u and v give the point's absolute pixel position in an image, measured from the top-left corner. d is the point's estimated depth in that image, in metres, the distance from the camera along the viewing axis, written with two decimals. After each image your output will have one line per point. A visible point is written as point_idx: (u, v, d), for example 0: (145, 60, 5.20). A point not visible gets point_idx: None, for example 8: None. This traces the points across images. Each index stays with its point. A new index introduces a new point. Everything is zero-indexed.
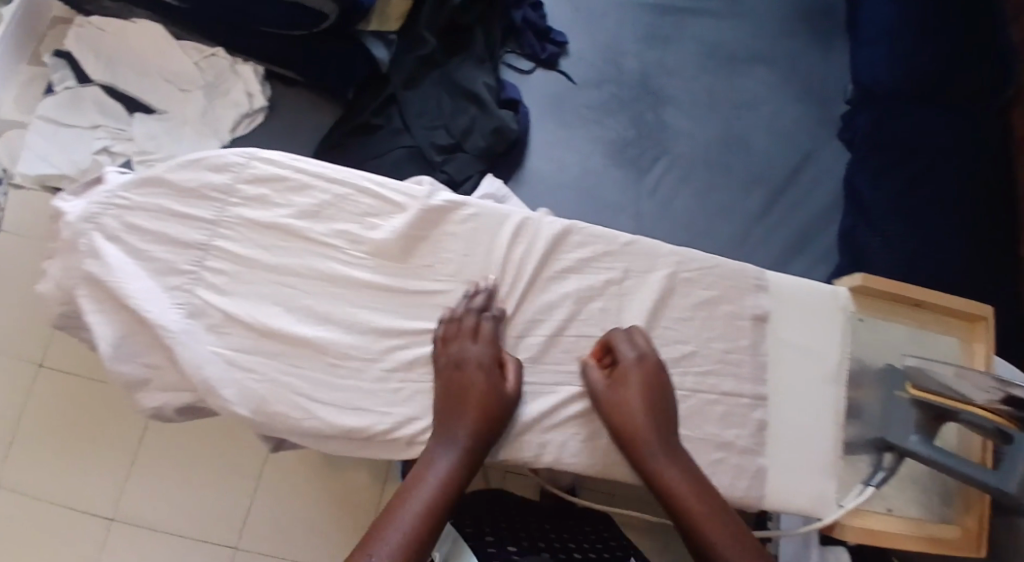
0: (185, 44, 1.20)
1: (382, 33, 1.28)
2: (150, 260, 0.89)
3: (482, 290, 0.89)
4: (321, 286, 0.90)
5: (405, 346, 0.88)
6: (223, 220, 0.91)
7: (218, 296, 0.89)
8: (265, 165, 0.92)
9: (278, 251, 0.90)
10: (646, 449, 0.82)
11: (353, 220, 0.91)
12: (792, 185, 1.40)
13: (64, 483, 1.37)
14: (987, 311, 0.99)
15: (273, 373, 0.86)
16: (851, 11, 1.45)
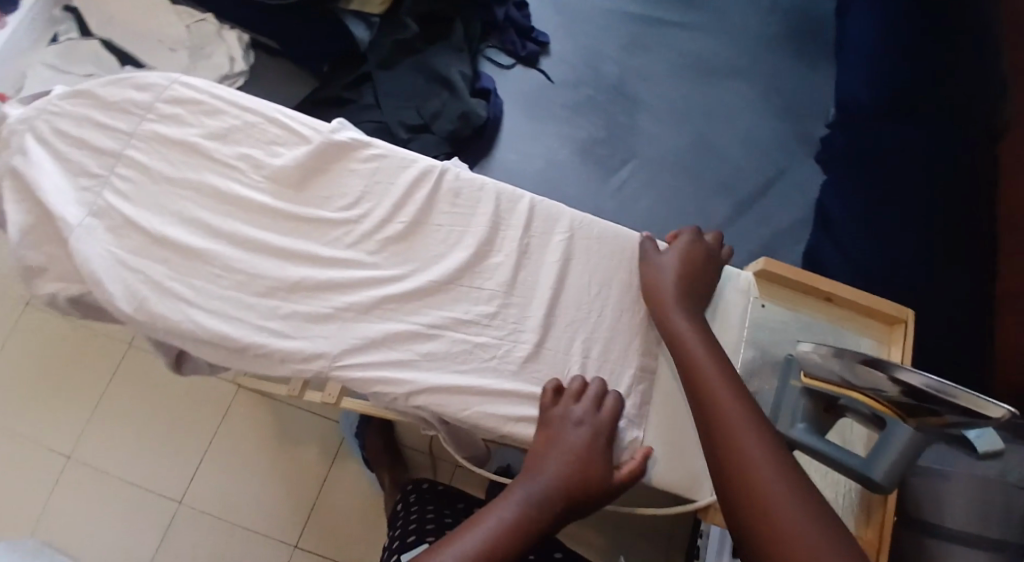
0: (180, 9, 1.32)
1: (365, 15, 1.35)
2: (71, 166, 1.05)
3: (380, 227, 1.06)
4: (220, 203, 1.06)
5: (295, 267, 1.03)
6: (137, 133, 1.08)
7: (120, 200, 1.04)
8: (185, 91, 1.10)
9: (182, 165, 1.06)
10: (669, 311, 1.01)
11: (259, 146, 1.08)
12: (760, 198, 1.40)
13: (29, 418, 1.39)
14: (907, 314, 1.18)
15: (163, 278, 1.00)
16: (841, 34, 1.46)
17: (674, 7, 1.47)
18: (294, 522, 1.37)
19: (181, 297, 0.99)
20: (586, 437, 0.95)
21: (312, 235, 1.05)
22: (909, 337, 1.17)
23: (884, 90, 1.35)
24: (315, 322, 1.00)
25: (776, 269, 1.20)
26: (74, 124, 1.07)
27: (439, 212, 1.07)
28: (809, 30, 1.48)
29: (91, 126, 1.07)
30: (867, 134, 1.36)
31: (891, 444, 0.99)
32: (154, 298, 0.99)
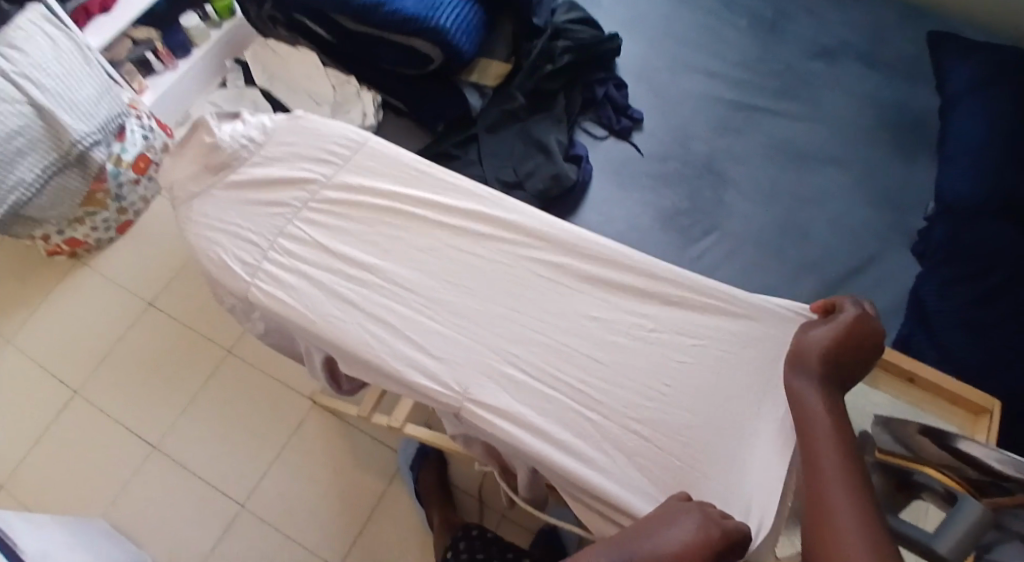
0: (329, 71, 1.58)
1: (480, 86, 1.55)
2: (264, 191, 1.20)
3: (521, 266, 1.11)
4: (390, 233, 1.15)
5: (414, 283, 1.11)
6: (333, 177, 1.20)
7: (307, 225, 1.16)
8: (379, 147, 1.22)
9: (362, 203, 1.17)
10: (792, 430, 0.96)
11: (432, 194, 1.17)
12: (848, 282, 1.37)
13: (131, 411, 1.48)
14: (991, 404, 1.14)
15: (298, 276, 1.12)
16: (942, 131, 1.44)
17: (772, 97, 1.54)
18: (342, 544, 1.36)
19: (315, 292, 1.11)
20: (701, 533, 0.83)
21: (461, 267, 1.12)
22: (994, 426, 1.13)
23: (991, 186, 1.32)
24: (419, 329, 1.07)
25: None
26: (284, 162, 1.22)
27: (571, 269, 1.10)
28: (911, 125, 1.48)
29: (297, 163, 1.22)
30: (970, 230, 1.31)
31: (962, 514, 0.87)
32: (283, 293, 1.11)
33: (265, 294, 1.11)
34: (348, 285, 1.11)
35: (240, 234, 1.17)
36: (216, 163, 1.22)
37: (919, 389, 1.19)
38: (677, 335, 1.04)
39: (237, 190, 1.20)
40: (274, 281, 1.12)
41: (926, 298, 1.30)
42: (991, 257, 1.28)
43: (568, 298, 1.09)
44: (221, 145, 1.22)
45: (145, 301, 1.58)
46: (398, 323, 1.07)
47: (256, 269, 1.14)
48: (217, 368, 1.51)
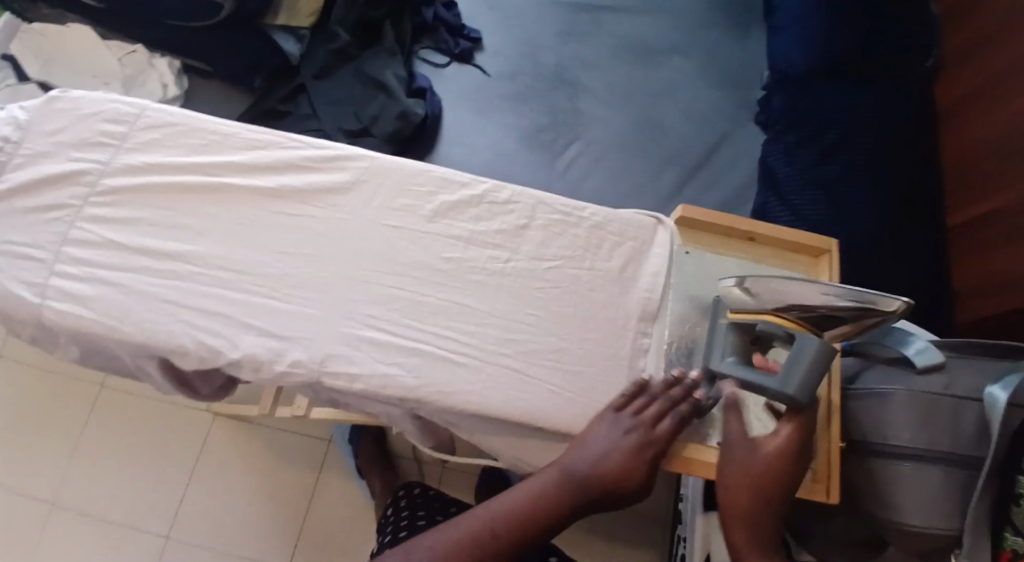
0: (109, 42, 1.36)
1: (293, 29, 1.41)
2: (38, 195, 1.03)
3: (351, 216, 1.04)
4: (204, 210, 1.04)
5: (260, 265, 1.01)
6: (114, 162, 1.06)
7: (117, 229, 1.02)
8: (160, 114, 1.08)
9: (162, 184, 1.04)
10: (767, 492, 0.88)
11: (237, 154, 1.06)
12: (707, 165, 1.41)
13: (12, 468, 1.35)
14: (829, 244, 1.09)
15: (157, 298, 0.97)
16: (769, 2, 1.49)
17: None
18: (286, 540, 1.33)
19: (175, 316, 0.97)
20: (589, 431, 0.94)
21: (291, 231, 1.03)
22: (836, 265, 1.09)
23: (815, 51, 1.38)
24: (299, 323, 0.98)
25: (696, 213, 1.08)
26: (49, 156, 1.05)
27: (420, 211, 1.05)
28: (739, 2, 1.52)
29: (64, 152, 1.05)
30: (807, 92, 1.38)
31: (802, 352, 0.88)
32: (135, 320, 0.97)
33: (60, 314, 0.96)
34: (203, 295, 0.98)
35: (18, 253, 1.00)
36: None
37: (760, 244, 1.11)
38: (542, 259, 1.04)
39: (6, 201, 1.03)
40: (69, 298, 0.97)
41: (775, 166, 1.36)
42: (830, 115, 1.36)
43: (421, 243, 1.03)
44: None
45: None
46: (229, 311, 0.97)
47: (43, 289, 0.98)
48: (96, 401, 1.39)
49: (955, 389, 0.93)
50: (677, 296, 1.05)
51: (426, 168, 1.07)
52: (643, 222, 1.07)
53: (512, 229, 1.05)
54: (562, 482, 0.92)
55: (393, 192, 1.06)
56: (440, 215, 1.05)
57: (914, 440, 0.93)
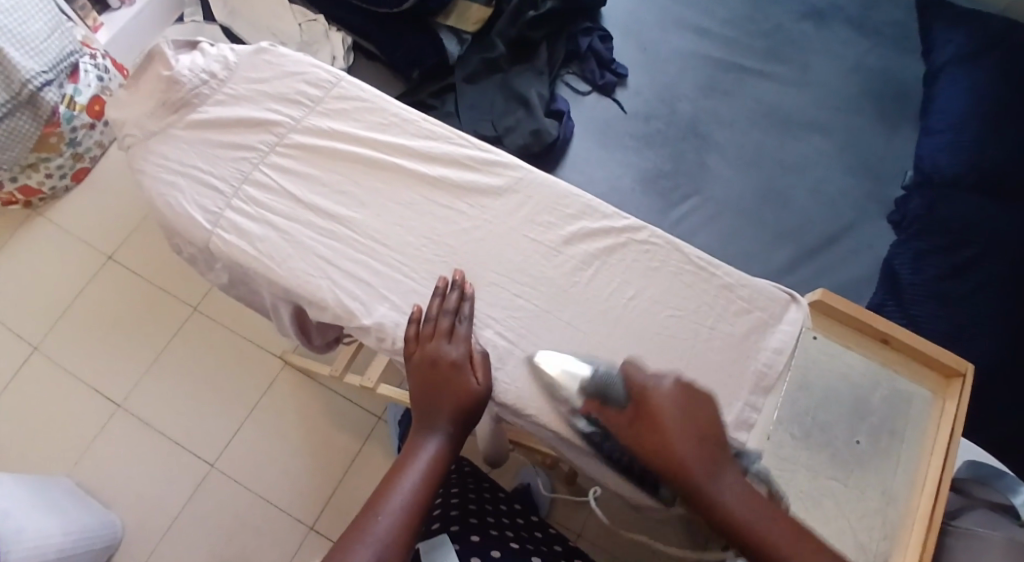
0: (295, 8, 1.49)
1: (457, 32, 1.46)
2: (227, 132, 1.10)
3: (493, 220, 1.04)
4: (368, 182, 1.07)
5: (398, 240, 1.03)
6: (303, 121, 1.10)
7: (284, 176, 1.07)
8: (352, 88, 1.13)
9: (339, 151, 1.08)
10: (692, 472, 0.82)
11: (408, 137, 1.09)
12: (824, 250, 1.37)
13: (94, 364, 1.43)
14: (965, 368, 0.99)
15: (280, 237, 1.03)
16: (927, 100, 1.44)
17: (757, 58, 1.51)
18: (318, 501, 1.36)
19: (305, 268, 1.01)
20: (423, 364, 0.92)
21: (438, 216, 1.04)
22: (967, 392, 0.99)
23: (968, 159, 1.32)
24: (407, 301, 0.99)
25: (832, 300, 1.03)
26: (248, 100, 1.12)
27: (559, 231, 1.03)
28: (894, 92, 1.48)
29: (263, 101, 1.11)
30: (946, 201, 1.32)
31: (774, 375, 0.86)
32: (255, 251, 1.02)
33: (226, 245, 1.03)
34: (319, 253, 1.02)
35: (200, 177, 1.07)
36: (174, 101, 1.10)
37: (891, 349, 1.04)
38: (659, 305, 0.99)
39: (201, 131, 1.09)
40: (237, 232, 1.03)
41: (899, 269, 1.30)
42: (968, 227, 1.29)
43: (555, 261, 1.02)
44: (180, 80, 1.10)
45: (106, 252, 1.51)
46: (366, 277, 1.00)
47: (217, 219, 1.04)
48: (182, 324, 1.46)
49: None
50: (795, 378, 1.02)
51: (576, 194, 1.05)
52: (775, 296, 1.00)
53: (636, 268, 1.01)
54: (447, 446, 0.89)
55: (539, 210, 1.05)
56: (576, 241, 1.03)
57: None
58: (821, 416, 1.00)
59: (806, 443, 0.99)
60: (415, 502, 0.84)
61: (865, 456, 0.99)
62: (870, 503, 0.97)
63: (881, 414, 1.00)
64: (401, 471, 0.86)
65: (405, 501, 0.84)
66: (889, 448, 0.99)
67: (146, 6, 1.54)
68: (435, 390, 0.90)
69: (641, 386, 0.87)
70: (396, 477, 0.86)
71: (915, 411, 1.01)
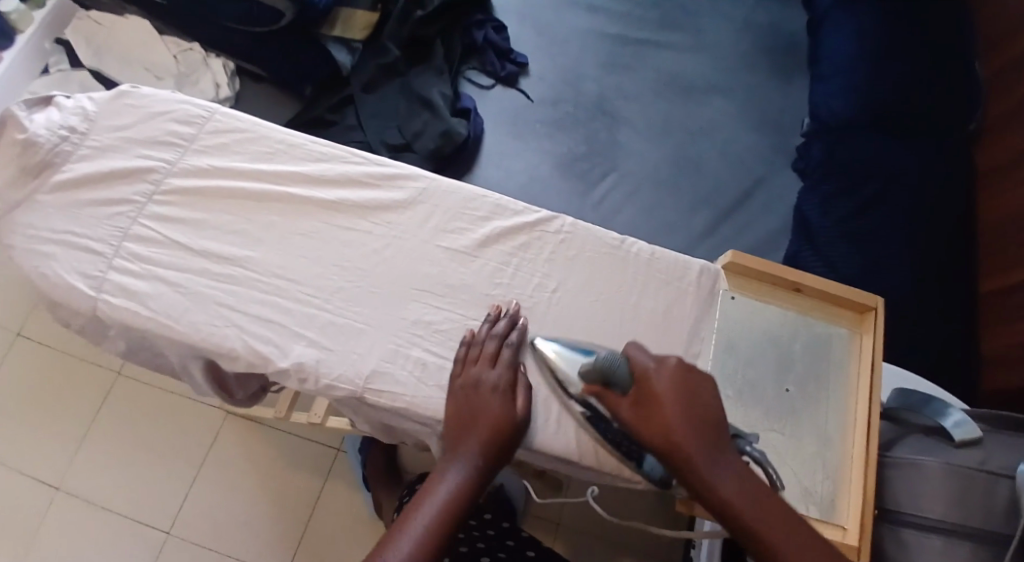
0: (167, 39, 1.39)
1: (347, 41, 1.39)
2: (100, 189, 1.03)
3: (405, 234, 1.04)
4: (262, 216, 1.03)
5: (328, 274, 1.01)
6: (180, 163, 1.06)
7: (169, 226, 1.02)
8: (228, 120, 1.09)
9: (225, 188, 1.04)
10: (697, 461, 0.79)
11: (300, 163, 1.07)
12: (740, 209, 1.41)
13: (19, 448, 1.34)
14: (875, 302, 1.04)
15: (206, 296, 0.98)
16: (814, 50, 1.50)
17: (651, 28, 1.52)
18: (287, 546, 1.33)
19: (235, 331, 0.96)
20: (463, 390, 0.88)
21: (348, 240, 1.03)
22: (882, 326, 1.05)
23: (861, 101, 1.39)
24: (344, 336, 0.97)
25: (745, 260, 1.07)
26: (115, 149, 1.06)
27: (470, 236, 1.04)
28: (785, 44, 1.53)
29: (133, 148, 1.06)
30: (841, 143, 1.39)
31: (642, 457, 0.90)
32: (190, 313, 0.97)
33: (114, 309, 0.96)
34: (258, 302, 0.98)
35: (77, 244, 1.00)
36: (34, 164, 1.03)
37: (806, 296, 1.09)
38: (585, 292, 1.03)
39: (69, 191, 1.02)
40: (123, 293, 0.97)
41: (810, 214, 1.36)
42: (869, 167, 1.36)
43: (472, 265, 1.03)
44: (37, 141, 1.02)
45: (12, 330, 1.40)
46: (287, 326, 0.97)
47: (101, 283, 0.98)
48: (109, 392, 1.38)
49: (987, 464, 0.97)
50: (721, 340, 1.04)
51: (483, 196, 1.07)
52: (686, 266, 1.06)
53: (557, 259, 1.04)
54: (472, 473, 0.83)
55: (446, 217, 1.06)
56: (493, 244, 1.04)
57: (946, 513, 0.98)
58: (750, 374, 1.03)
59: (740, 403, 1.01)
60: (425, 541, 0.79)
61: (796, 403, 1.02)
62: (810, 451, 1.00)
63: (806, 359, 1.05)
64: (420, 502, 0.82)
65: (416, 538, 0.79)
66: (818, 393, 1.03)
67: (13, 60, 1.34)
68: (467, 416, 0.86)
69: (643, 369, 0.84)
70: (410, 511, 0.81)
71: (836, 352, 1.06)
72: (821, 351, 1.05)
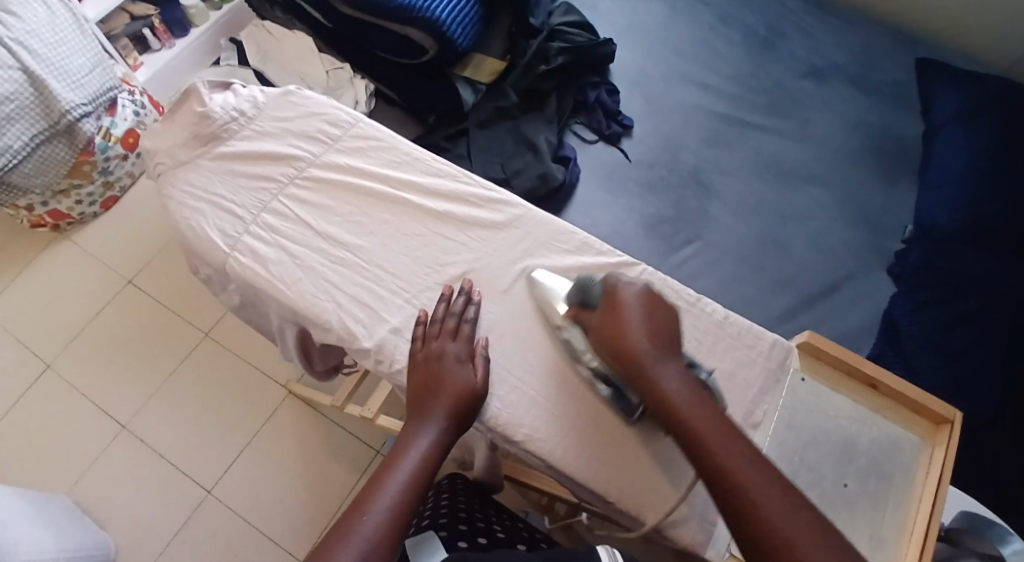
0: (324, 56, 1.58)
1: (473, 82, 1.53)
2: (252, 164, 1.14)
3: (503, 255, 1.07)
4: (379, 214, 1.10)
5: (411, 265, 1.06)
6: (323, 158, 1.15)
7: (295, 204, 1.11)
8: (370, 128, 1.17)
9: (353, 187, 1.12)
10: (652, 365, 0.86)
11: (423, 176, 1.13)
12: (825, 299, 1.38)
13: (103, 384, 1.47)
14: (952, 415, 1.04)
15: (297, 255, 1.07)
16: (925, 157, 1.48)
17: (760, 112, 1.56)
18: (312, 529, 1.36)
19: (328, 293, 1.04)
20: (426, 362, 0.96)
21: (447, 246, 1.08)
22: (955, 440, 1.03)
23: (966, 214, 1.38)
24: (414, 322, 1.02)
25: (821, 343, 1.09)
26: (273, 137, 1.16)
27: (556, 264, 1.06)
28: (896, 146, 1.51)
29: (287, 138, 1.16)
30: (945, 254, 1.36)
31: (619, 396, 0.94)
32: (277, 262, 1.07)
33: (242, 267, 1.07)
34: (348, 280, 1.05)
35: (221, 204, 1.11)
36: (205, 135, 1.15)
37: (881, 395, 1.08)
38: None
39: (228, 161, 1.14)
40: (252, 254, 1.07)
41: (898, 318, 1.33)
42: (965, 281, 1.33)
43: (551, 292, 1.04)
44: (212, 115, 1.15)
45: (126, 277, 1.56)
46: (374, 304, 1.03)
47: (236, 243, 1.08)
48: (194, 349, 1.50)
49: None
50: (784, 417, 1.06)
51: (577, 233, 1.08)
52: (765, 336, 1.06)
53: None
54: (442, 438, 0.91)
55: (537, 245, 1.08)
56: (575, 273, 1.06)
57: None
58: (810, 457, 1.03)
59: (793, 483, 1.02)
60: (403, 499, 0.86)
61: (853, 498, 1.02)
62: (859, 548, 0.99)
63: (869, 456, 1.04)
64: (392, 466, 0.88)
65: (393, 496, 0.85)
66: (877, 493, 1.02)
67: (185, 48, 1.64)
68: (434, 386, 0.94)
69: (613, 284, 0.93)
70: (385, 474, 0.87)
71: (905, 457, 1.04)
72: (886, 451, 1.05)
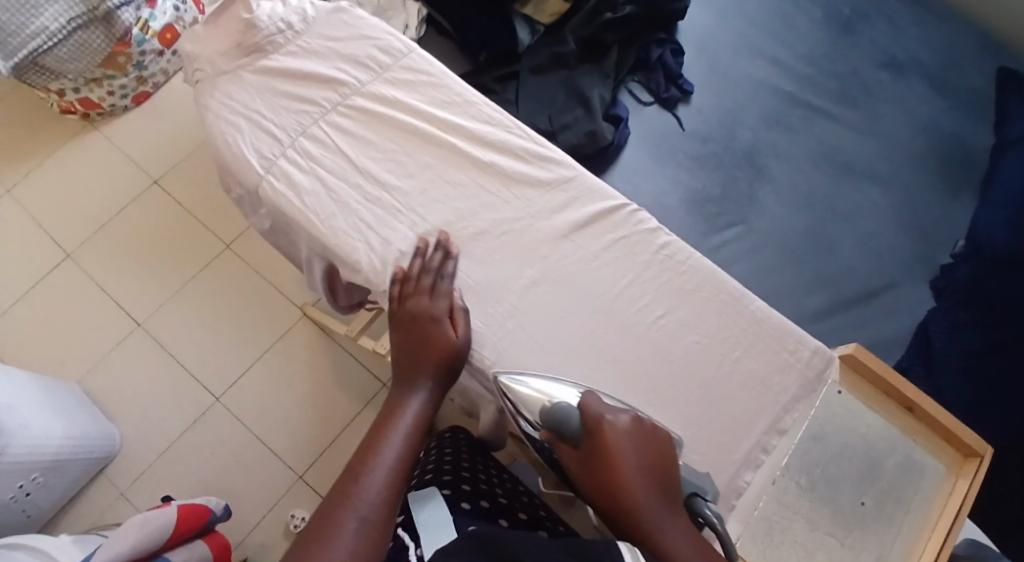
0: None
1: (532, 21, 1.46)
2: (296, 85, 1.09)
3: (544, 218, 1.02)
4: (420, 155, 1.06)
5: (447, 217, 1.02)
6: (367, 85, 1.09)
7: (336, 133, 1.07)
8: (422, 62, 1.12)
9: (396, 122, 1.07)
10: (652, 517, 0.77)
11: (471, 121, 1.08)
12: (864, 303, 1.34)
13: (120, 279, 1.47)
14: (984, 449, 1.01)
15: (331, 189, 1.03)
16: (989, 172, 1.41)
17: (828, 98, 1.48)
18: (311, 451, 1.37)
19: (357, 232, 1.01)
20: (404, 323, 0.93)
21: (485, 198, 1.03)
22: (982, 473, 1.01)
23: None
24: None
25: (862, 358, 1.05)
26: (319, 56, 1.11)
27: (598, 237, 1.01)
28: (965, 153, 1.43)
29: (334, 61, 1.10)
30: (995, 276, 1.31)
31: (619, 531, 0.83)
32: (307, 194, 1.02)
33: (275, 192, 1.03)
34: (377, 221, 1.01)
35: (261, 124, 1.07)
36: (248, 45, 1.09)
37: (913, 418, 1.06)
38: (687, 328, 0.97)
39: (270, 79, 1.09)
40: (285, 181, 1.03)
41: (934, 335, 1.30)
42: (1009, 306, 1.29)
43: (591, 266, 1.00)
44: (258, 26, 1.09)
45: (153, 175, 1.54)
46: (405, 251, 1.00)
47: (271, 165, 1.04)
48: (215, 258, 1.49)
49: None
50: (813, 427, 1.05)
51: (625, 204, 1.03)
52: (805, 344, 0.97)
53: (672, 288, 0.99)
54: (431, 397, 0.90)
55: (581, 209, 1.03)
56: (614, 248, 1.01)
57: None
58: (831, 470, 1.06)
59: (810, 494, 1.06)
60: (405, 457, 0.85)
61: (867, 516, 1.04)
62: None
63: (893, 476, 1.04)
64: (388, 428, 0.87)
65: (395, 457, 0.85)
66: (894, 516, 1.03)
67: None
68: (416, 348, 0.92)
69: (597, 418, 0.82)
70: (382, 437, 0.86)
71: (926, 484, 1.04)
72: (910, 475, 1.04)
